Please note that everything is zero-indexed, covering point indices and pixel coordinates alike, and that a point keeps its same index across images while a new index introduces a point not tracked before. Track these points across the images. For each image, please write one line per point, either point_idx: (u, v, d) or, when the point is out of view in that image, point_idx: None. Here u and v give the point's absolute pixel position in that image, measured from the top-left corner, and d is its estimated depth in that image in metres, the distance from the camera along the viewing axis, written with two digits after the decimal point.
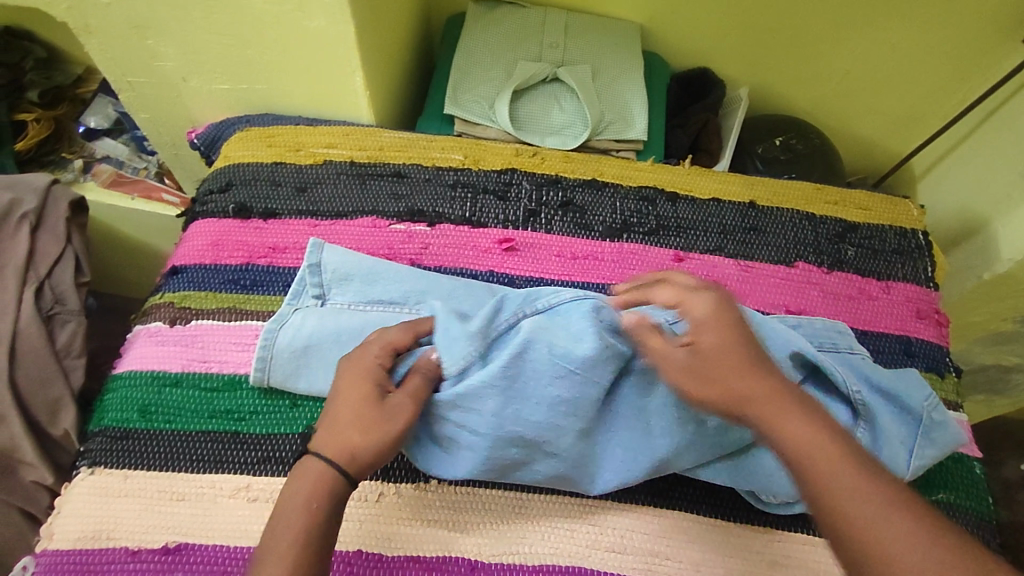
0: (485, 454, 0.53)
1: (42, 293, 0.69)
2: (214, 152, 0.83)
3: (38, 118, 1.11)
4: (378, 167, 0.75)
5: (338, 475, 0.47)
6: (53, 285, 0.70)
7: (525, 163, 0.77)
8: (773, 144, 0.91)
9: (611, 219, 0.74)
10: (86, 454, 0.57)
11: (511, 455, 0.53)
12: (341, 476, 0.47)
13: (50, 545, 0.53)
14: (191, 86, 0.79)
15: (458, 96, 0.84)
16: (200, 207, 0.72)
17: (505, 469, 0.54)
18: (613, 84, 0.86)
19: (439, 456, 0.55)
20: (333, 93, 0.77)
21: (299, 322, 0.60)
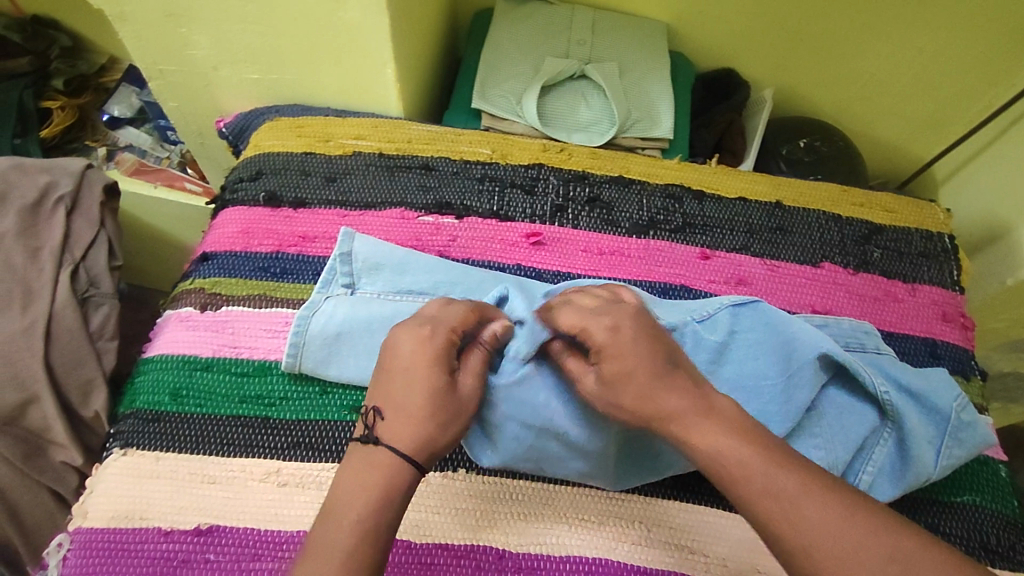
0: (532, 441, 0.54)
1: (77, 275, 0.69)
2: (243, 142, 0.83)
3: (64, 106, 1.12)
4: (407, 160, 0.76)
5: (374, 463, 0.46)
6: (87, 267, 0.70)
7: (552, 158, 0.77)
8: (798, 145, 0.91)
9: (637, 215, 0.74)
10: (119, 435, 0.58)
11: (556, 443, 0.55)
12: (382, 464, 0.46)
13: (84, 524, 0.54)
14: (222, 75, 0.80)
15: (486, 90, 0.84)
16: (230, 195, 0.73)
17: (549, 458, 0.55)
18: (640, 82, 0.86)
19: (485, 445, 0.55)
20: (364, 85, 0.78)
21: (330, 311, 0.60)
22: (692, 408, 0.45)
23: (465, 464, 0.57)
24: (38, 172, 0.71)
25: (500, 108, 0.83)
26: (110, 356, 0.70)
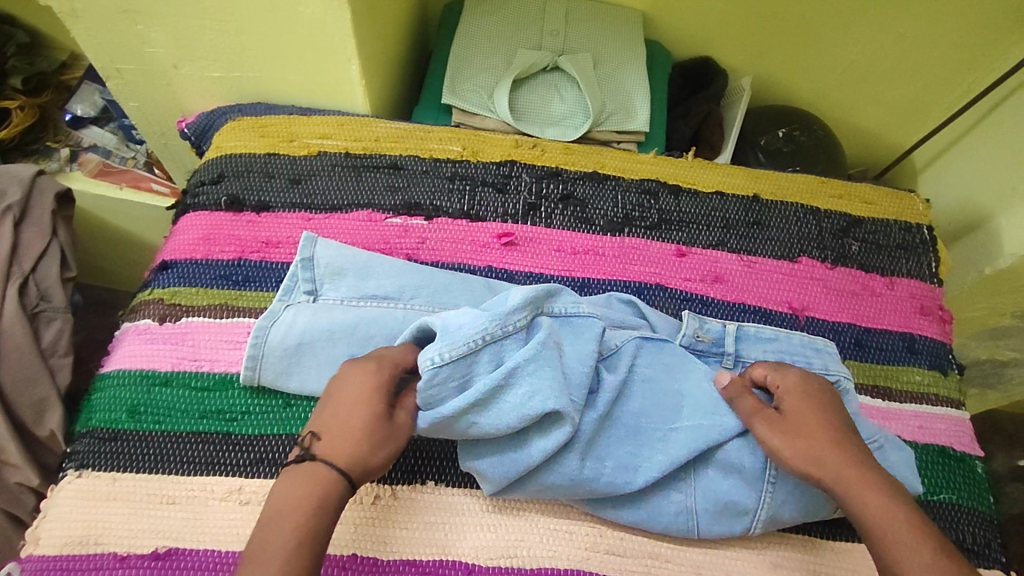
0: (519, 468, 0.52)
1: (26, 289, 0.66)
2: (205, 142, 0.80)
3: (23, 106, 1.07)
4: (374, 159, 0.73)
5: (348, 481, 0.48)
6: (37, 280, 0.67)
7: (525, 154, 0.75)
8: (777, 135, 0.89)
9: (612, 212, 0.72)
10: (73, 456, 0.56)
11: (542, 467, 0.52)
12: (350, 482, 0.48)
13: (36, 551, 0.52)
14: (182, 73, 0.77)
15: (456, 85, 0.81)
16: (191, 199, 0.70)
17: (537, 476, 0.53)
18: (615, 74, 0.84)
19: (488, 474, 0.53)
20: (329, 82, 0.75)
21: (290, 321, 0.58)
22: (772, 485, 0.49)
23: (434, 476, 0.56)
24: None
25: (472, 103, 0.80)
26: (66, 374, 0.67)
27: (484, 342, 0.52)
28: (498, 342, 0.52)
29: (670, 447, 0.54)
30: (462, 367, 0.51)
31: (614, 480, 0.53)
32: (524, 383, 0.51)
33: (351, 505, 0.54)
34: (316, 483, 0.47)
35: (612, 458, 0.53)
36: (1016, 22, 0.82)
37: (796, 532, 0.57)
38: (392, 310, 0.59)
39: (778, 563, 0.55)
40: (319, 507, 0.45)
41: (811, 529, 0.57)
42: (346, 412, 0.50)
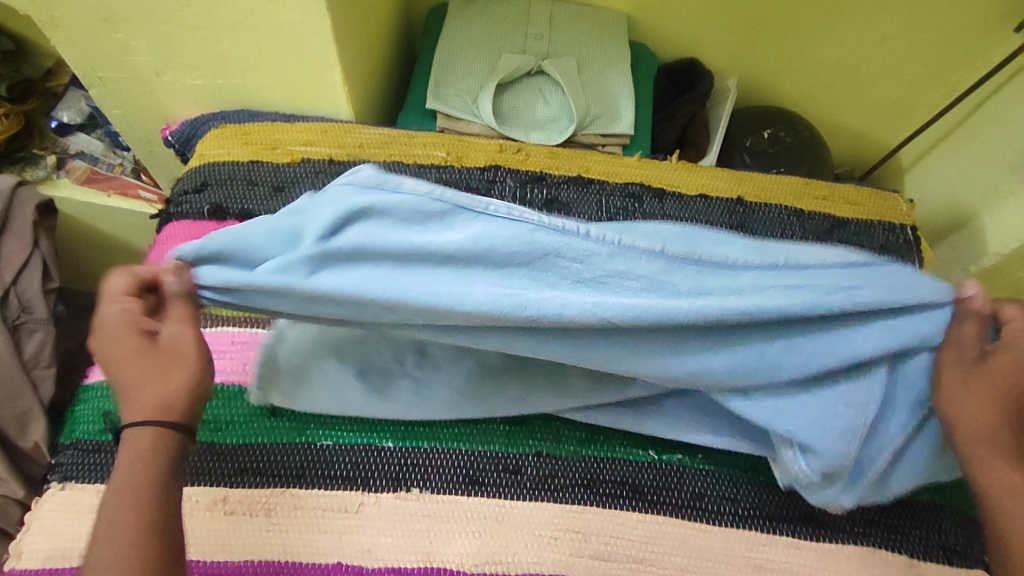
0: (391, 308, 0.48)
1: (8, 301, 0.66)
2: (190, 150, 0.80)
3: (8, 113, 1.06)
4: (357, 165, 0.73)
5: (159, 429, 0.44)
6: (19, 292, 0.67)
7: (509, 159, 0.75)
8: (762, 136, 0.89)
9: (596, 216, 0.72)
10: (57, 467, 0.56)
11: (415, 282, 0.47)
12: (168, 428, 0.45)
13: (18, 565, 0.52)
14: (165, 81, 0.77)
15: (440, 89, 0.81)
16: (174, 208, 0.70)
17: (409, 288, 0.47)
18: (599, 77, 0.84)
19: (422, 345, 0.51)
20: (311, 88, 0.75)
21: (260, 232, 0.48)
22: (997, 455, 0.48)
23: (418, 484, 0.56)
24: None
25: (456, 107, 0.80)
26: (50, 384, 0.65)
27: (381, 216, 0.48)
28: (406, 200, 0.49)
29: (783, 344, 0.49)
30: (424, 242, 0.48)
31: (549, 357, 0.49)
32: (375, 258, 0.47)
33: (336, 513, 0.55)
34: (141, 443, 0.44)
35: (735, 356, 0.49)
36: (998, 20, 0.82)
37: (781, 534, 0.57)
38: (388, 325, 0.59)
39: (761, 565, 0.56)
40: (144, 472, 0.43)
41: (796, 531, 0.57)
42: (121, 365, 0.45)
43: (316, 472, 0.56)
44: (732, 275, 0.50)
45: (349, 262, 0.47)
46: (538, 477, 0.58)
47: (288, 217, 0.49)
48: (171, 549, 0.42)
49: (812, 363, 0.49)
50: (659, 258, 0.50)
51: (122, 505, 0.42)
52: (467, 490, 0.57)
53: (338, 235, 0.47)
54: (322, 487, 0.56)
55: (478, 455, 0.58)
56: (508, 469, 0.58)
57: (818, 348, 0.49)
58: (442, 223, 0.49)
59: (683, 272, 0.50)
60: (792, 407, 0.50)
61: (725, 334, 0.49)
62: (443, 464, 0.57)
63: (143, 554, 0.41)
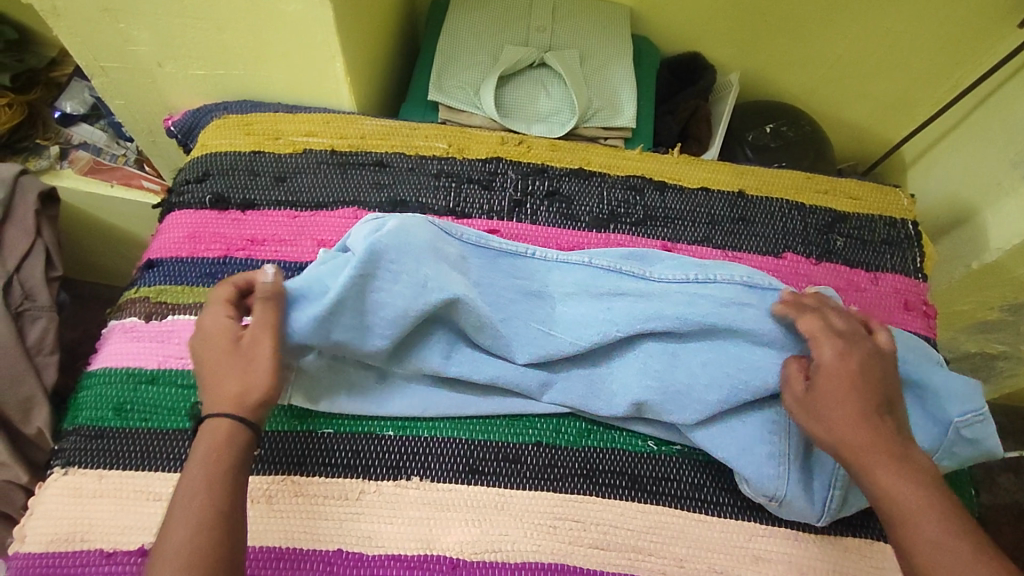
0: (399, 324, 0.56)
1: (11, 288, 0.65)
2: (192, 140, 0.81)
3: (12, 103, 1.07)
4: (359, 156, 0.73)
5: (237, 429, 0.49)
6: (22, 279, 0.66)
7: (511, 151, 0.75)
8: (764, 131, 0.89)
9: (598, 209, 0.72)
10: (60, 453, 0.56)
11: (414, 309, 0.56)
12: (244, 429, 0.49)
13: (23, 548, 0.52)
14: (167, 71, 0.77)
15: (442, 81, 0.81)
16: (177, 197, 0.70)
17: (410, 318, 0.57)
18: (601, 70, 0.84)
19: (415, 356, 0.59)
20: (314, 78, 0.75)
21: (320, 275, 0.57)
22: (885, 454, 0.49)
23: (418, 472, 0.57)
24: None
25: (458, 99, 0.80)
26: None
27: (413, 261, 0.57)
28: (434, 246, 0.59)
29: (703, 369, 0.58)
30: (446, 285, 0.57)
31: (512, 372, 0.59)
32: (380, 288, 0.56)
33: (337, 501, 0.55)
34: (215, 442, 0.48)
35: (668, 380, 0.58)
36: (1002, 15, 0.81)
37: (779, 527, 0.57)
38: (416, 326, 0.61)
39: (760, 556, 0.56)
40: (213, 464, 0.47)
41: (793, 524, 0.57)
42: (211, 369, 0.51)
43: (318, 460, 0.57)
44: (671, 302, 0.59)
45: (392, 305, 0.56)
46: (538, 466, 0.58)
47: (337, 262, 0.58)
48: (233, 532, 0.45)
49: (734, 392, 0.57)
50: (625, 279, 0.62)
51: (191, 491, 0.45)
52: (467, 479, 0.57)
53: (375, 279, 0.57)
54: (323, 474, 0.56)
55: (478, 445, 0.58)
56: (509, 458, 0.58)
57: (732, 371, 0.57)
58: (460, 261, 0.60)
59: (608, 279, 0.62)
60: (723, 432, 0.57)
61: (643, 349, 0.60)
62: (444, 452, 0.58)
63: (211, 536, 0.44)
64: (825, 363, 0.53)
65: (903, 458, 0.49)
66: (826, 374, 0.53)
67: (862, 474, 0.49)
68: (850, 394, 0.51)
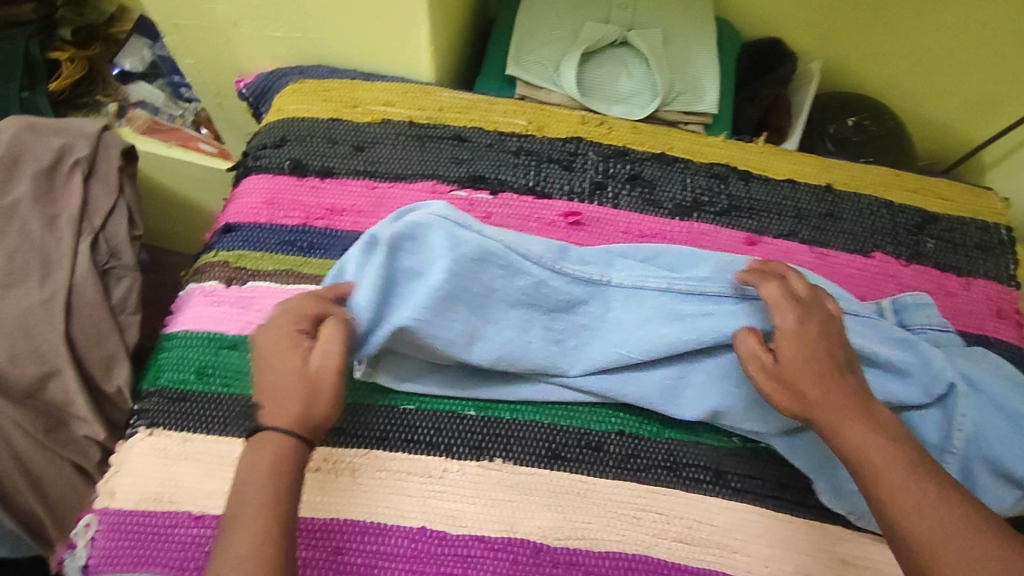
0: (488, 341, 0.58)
1: (97, 245, 0.62)
2: (263, 105, 0.79)
3: (72, 58, 1.06)
4: (438, 129, 0.71)
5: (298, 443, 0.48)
6: (108, 237, 0.63)
7: (592, 132, 0.73)
8: (846, 124, 0.86)
9: (681, 196, 0.71)
10: (143, 413, 0.56)
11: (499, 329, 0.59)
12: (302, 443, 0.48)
13: (112, 504, 0.53)
14: (242, 32, 0.75)
15: (521, 55, 0.78)
16: (253, 161, 0.69)
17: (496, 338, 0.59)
18: (685, 52, 0.80)
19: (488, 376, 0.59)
20: (394, 47, 0.73)
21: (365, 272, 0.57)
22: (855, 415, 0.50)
23: (501, 454, 0.57)
24: (51, 134, 0.65)
25: (536, 74, 0.77)
26: (134, 332, 0.63)
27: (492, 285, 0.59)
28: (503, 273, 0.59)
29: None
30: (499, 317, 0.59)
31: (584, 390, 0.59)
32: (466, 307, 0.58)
33: (420, 478, 0.56)
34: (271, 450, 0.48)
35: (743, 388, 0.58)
36: None
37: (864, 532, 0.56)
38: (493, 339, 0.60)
39: (846, 560, 0.55)
40: (267, 475, 0.46)
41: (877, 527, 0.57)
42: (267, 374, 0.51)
43: (401, 436, 0.57)
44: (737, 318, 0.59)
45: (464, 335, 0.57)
46: (619, 455, 0.58)
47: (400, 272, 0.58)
48: (291, 540, 0.45)
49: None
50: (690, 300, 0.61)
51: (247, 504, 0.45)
52: (549, 464, 0.57)
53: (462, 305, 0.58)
54: (407, 450, 0.57)
55: (560, 430, 0.59)
56: (590, 446, 0.58)
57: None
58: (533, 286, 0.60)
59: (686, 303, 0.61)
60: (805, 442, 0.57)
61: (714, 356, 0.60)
62: (527, 436, 0.58)
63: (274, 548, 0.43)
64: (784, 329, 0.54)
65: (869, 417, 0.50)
66: (786, 339, 0.53)
67: (832, 435, 0.50)
68: (811, 360, 0.52)
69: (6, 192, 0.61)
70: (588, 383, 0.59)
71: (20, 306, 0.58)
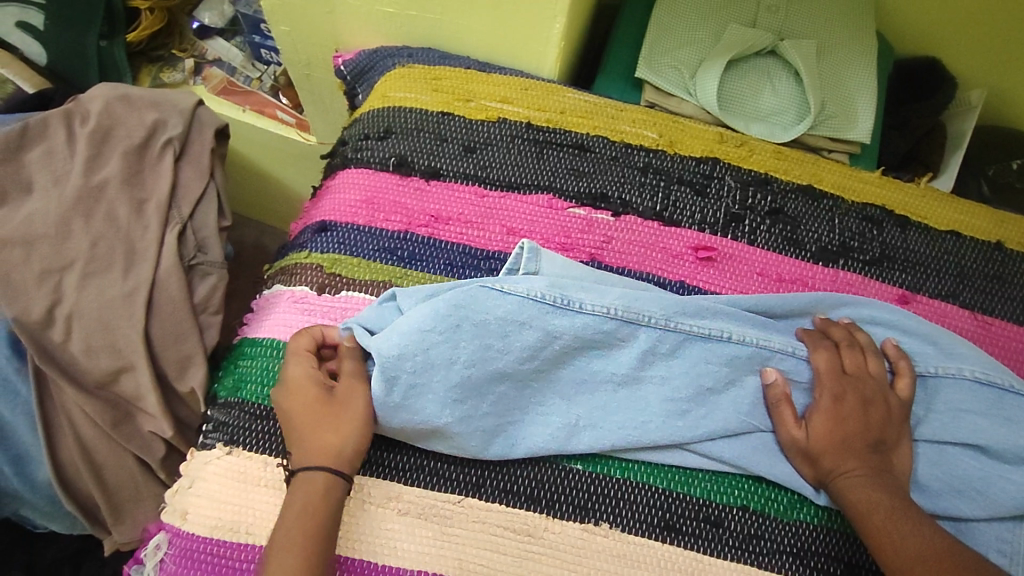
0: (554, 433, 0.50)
1: (184, 237, 0.57)
2: (362, 84, 0.73)
3: (152, 8, 0.97)
4: (558, 134, 0.64)
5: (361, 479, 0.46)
6: (195, 228, 0.58)
7: (730, 153, 0.65)
8: (1009, 167, 0.76)
9: (827, 238, 0.61)
10: (222, 428, 0.51)
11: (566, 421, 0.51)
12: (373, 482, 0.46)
13: (184, 527, 0.48)
14: (350, 2, 0.68)
15: (653, 56, 0.69)
16: (353, 153, 0.63)
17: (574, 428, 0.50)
18: (839, 68, 0.70)
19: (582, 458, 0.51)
20: (521, 35, 0.66)
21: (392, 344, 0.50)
22: (890, 501, 0.47)
23: (608, 518, 0.50)
24: (146, 108, 0.60)
25: (669, 81, 0.68)
26: (214, 333, 0.58)
27: (565, 381, 0.52)
28: (582, 364, 0.52)
29: (925, 467, 0.51)
30: (611, 396, 0.52)
31: (708, 457, 0.52)
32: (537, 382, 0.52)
33: (518, 535, 0.49)
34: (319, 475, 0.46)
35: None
36: None
37: None
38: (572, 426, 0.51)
39: None
40: (290, 499, 0.45)
41: None
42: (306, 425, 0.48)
43: (497, 484, 0.50)
44: None
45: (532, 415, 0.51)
46: (742, 536, 0.50)
47: (440, 359, 0.49)
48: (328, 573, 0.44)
49: (964, 492, 0.50)
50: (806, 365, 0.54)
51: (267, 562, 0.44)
52: (662, 535, 0.50)
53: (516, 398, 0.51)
54: (502, 501, 0.49)
55: (678, 498, 0.51)
56: (711, 521, 0.50)
57: (957, 473, 0.51)
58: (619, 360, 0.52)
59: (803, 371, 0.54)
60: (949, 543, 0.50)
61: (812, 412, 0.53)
62: (639, 501, 0.50)
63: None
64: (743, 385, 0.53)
65: (905, 499, 0.47)
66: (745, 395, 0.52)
67: (856, 510, 0.47)
68: (845, 438, 0.50)
69: (96, 170, 0.57)
70: (725, 451, 0.51)
71: (103, 298, 0.54)
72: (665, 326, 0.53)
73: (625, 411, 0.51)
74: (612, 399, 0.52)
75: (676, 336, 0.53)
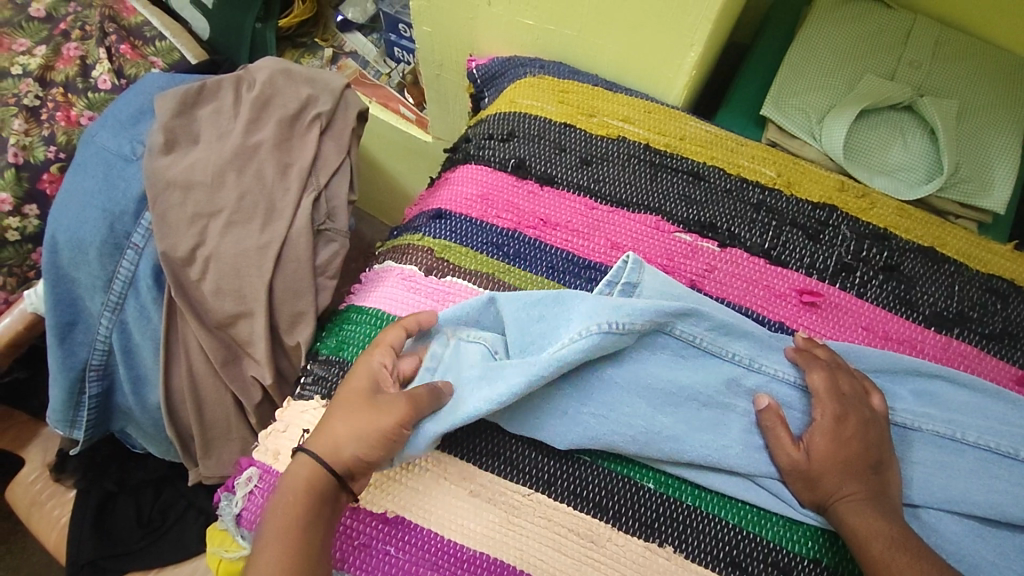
0: (630, 429, 0.50)
1: (318, 204, 0.63)
2: (489, 89, 0.77)
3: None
4: (675, 160, 0.65)
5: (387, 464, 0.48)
6: (328, 197, 0.64)
7: (850, 203, 0.63)
8: None
9: (944, 304, 0.59)
10: (321, 382, 0.55)
11: (644, 429, 0.50)
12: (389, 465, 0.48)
13: (275, 466, 0.52)
14: (494, 12, 0.73)
15: (783, 96, 0.69)
16: (475, 151, 0.66)
17: (651, 443, 0.50)
18: (980, 133, 0.67)
19: (647, 474, 0.51)
20: (653, 59, 0.68)
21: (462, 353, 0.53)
22: None
23: (673, 542, 0.49)
24: (302, 82, 0.69)
25: (794, 122, 0.68)
26: (327, 296, 0.63)
27: (652, 392, 0.52)
28: (675, 379, 0.52)
29: (1017, 555, 0.48)
30: (695, 415, 0.51)
31: (787, 500, 0.50)
32: (622, 381, 0.52)
33: (579, 538, 0.49)
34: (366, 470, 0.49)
35: (963, 546, 0.48)
36: None
37: None
38: (649, 432, 0.50)
39: None
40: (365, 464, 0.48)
41: None
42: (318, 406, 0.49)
43: (568, 486, 0.51)
44: (966, 479, 0.50)
45: (619, 416, 0.51)
46: None
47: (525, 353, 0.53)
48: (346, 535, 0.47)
49: None
50: (905, 431, 0.52)
51: (281, 523, 0.45)
52: (725, 571, 0.49)
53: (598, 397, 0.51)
54: (570, 504, 0.50)
55: (746, 537, 0.50)
56: (779, 567, 0.49)
57: None
58: (706, 383, 0.52)
59: (898, 439, 0.52)
60: None
61: (909, 477, 0.50)
62: (706, 532, 0.50)
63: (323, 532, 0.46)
64: (820, 426, 0.50)
65: None
66: (820, 434, 0.50)
67: None
68: None
69: (252, 133, 0.64)
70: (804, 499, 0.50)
71: (239, 247, 0.59)
72: (747, 363, 0.53)
73: (707, 435, 0.51)
74: (696, 421, 0.51)
75: (762, 377, 0.53)
